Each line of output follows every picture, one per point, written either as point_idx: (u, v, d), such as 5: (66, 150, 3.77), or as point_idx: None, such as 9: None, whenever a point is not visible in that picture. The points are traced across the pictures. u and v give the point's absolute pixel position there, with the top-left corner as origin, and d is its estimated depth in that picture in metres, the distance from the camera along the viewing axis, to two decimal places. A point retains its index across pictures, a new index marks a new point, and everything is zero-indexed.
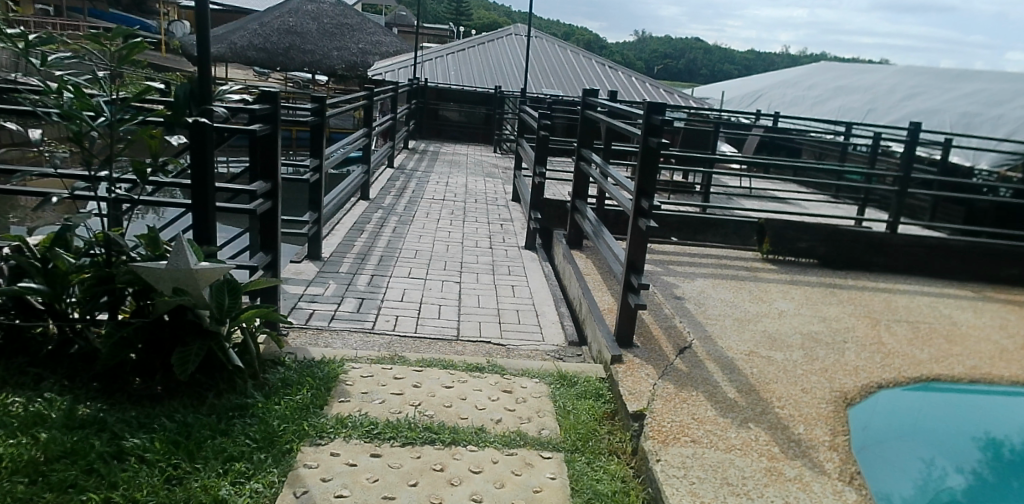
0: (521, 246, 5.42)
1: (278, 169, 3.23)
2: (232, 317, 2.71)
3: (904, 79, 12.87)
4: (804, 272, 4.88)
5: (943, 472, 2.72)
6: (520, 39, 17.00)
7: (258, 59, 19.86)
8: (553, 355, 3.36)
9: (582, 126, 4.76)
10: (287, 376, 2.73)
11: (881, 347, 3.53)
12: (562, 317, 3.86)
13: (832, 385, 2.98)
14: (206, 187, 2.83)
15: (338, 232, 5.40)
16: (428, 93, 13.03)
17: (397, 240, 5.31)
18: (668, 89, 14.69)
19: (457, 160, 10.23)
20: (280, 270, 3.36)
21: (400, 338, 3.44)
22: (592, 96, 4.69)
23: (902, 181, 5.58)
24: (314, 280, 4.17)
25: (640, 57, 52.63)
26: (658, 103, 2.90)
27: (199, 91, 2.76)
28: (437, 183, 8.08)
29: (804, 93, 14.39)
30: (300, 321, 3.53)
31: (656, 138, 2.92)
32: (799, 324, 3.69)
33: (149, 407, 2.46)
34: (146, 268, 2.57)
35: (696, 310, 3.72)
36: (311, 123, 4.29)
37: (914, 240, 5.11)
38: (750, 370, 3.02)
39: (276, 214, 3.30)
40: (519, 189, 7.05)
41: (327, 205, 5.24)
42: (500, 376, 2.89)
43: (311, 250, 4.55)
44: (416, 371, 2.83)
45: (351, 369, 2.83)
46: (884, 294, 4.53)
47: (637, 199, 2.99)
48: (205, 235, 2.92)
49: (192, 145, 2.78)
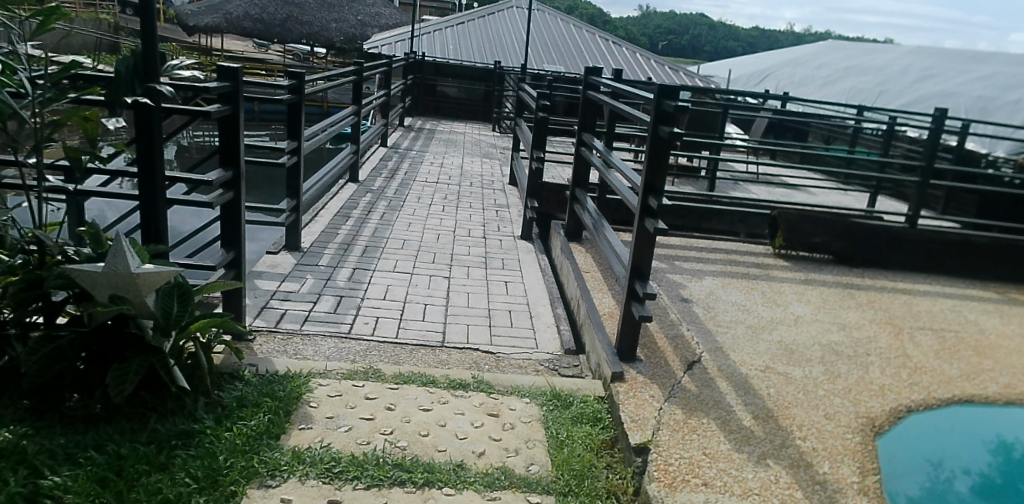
0: (516, 236, 5.07)
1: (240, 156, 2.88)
2: (180, 329, 2.36)
3: (918, 59, 12.38)
4: (818, 269, 4.54)
5: (950, 474, 2.52)
6: (521, 13, 16.44)
7: (253, 30, 19.38)
8: (547, 366, 3.04)
9: (584, 109, 4.35)
10: (245, 395, 2.41)
11: (907, 361, 3.21)
12: (558, 320, 3.54)
13: (857, 409, 2.67)
14: (153, 176, 2.49)
15: (321, 218, 5.06)
16: (426, 68, 12.58)
17: (384, 228, 4.96)
18: (673, 67, 14.22)
19: (454, 139, 9.83)
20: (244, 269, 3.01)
21: (378, 344, 3.11)
22: (595, 75, 4.28)
23: (924, 171, 5.21)
24: (290, 274, 3.83)
25: (645, 33, 51.72)
26: (671, 86, 2.51)
27: (143, 66, 2.40)
28: (431, 164, 7.71)
29: (813, 72, 13.91)
30: (269, 323, 3.19)
31: (668, 127, 2.54)
32: (817, 333, 3.37)
33: (81, 433, 2.14)
34: (80, 271, 2.23)
35: (705, 316, 3.40)
36: (287, 101, 3.91)
37: (935, 236, 4.77)
38: (767, 390, 2.71)
39: (240, 205, 2.94)
40: (517, 173, 6.69)
41: (308, 189, 4.87)
42: (486, 395, 2.57)
43: (289, 240, 4.21)
44: (391, 390, 2.52)
45: (318, 387, 2.51)
46: (906, 296, 4.20)
47: (644, 195, 2.63)
48: (155, 232, 2.58)
49: (136, 129, 2.43)
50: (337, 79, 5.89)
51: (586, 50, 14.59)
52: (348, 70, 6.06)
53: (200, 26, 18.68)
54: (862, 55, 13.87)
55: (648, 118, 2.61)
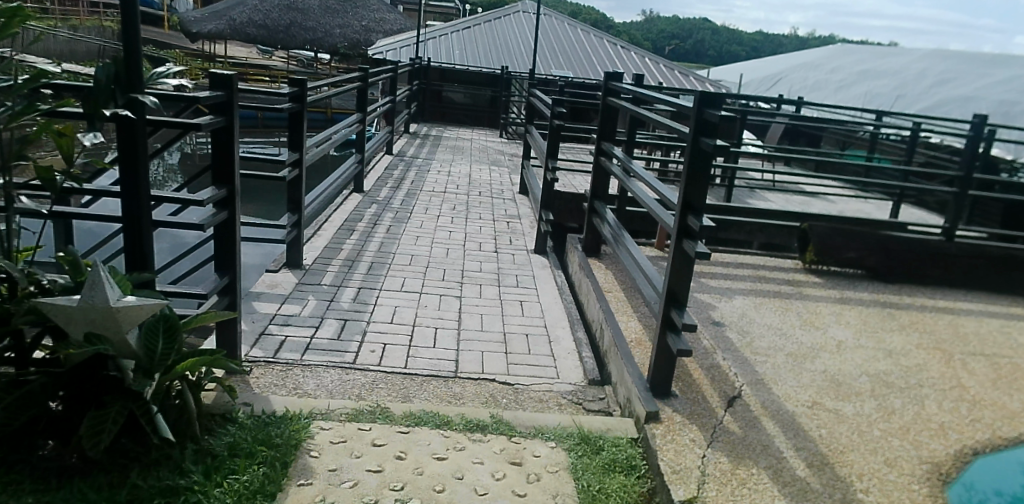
0: (530, 250, 4.81)
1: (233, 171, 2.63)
2: (165, 369, 2.11)
3: (936, 63, 12.09)
4: (853, 286, 4.27)
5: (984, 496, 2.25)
6: (528, 17, 16.22)
7: (256, 35, 19.23)
8: (571, 400, 2.77)
9: (604, 116, 4.07)
10: (238, 441, 2.15)
11: (963, 393, 2.93)
12: (580, 346, 3.27)
13: (919, 453, 2.40)
14: (138, 198, 2.25)
15: (324, 231, 4.81)
16: (432, 74, 12.36)
17: (390, 242, 4.71)
18: (683, 71, 13.98)
19: (461, 146, 9.59)
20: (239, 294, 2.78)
21: (386, 376, 2.86)
22: (615, 79, 4.02)
23: (960, 181, 4.94)
24: (291, 295, 3.58)
25: (650, 37, 51.51)
26: (715, 94, 2.24)
27: (126, 76, 2.16)
28: (438, 172, 7.46)
29: (827, 76, 13.64)
30: (267, 353, 2.93)
31: (710, 138, 2.27)
32: (863, 362, 3.10)
33: (51, 489, 1.89)
34: (52, 305, 1.98)
35: (740, 343, 3.13)
36: (289, 110, 3.67)
37: (975, 250, 4.49)
38: (818, 431, 2.44)
39: (235, 225, 2.71)
40: (528, 182, 6.43)
41: (310, 201, 4.60)
42: (507, 438, 2.31)
43: (290, 257, 3.95)
44: (401, 435, 2.26)
45: (320, 431, 2.25)
46: (949, 316, 3.92)
47: (683, 215, 2.35)
48: (141, 259, 2.33)
49: (119, 146, 2.19)
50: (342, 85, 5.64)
51: (594, 55, 14.34)
52: (353, 76, 5.80)
53: (203, 32, 18.57)
54: (876, 59, 13.60)
55: (687, 129, 2.35)
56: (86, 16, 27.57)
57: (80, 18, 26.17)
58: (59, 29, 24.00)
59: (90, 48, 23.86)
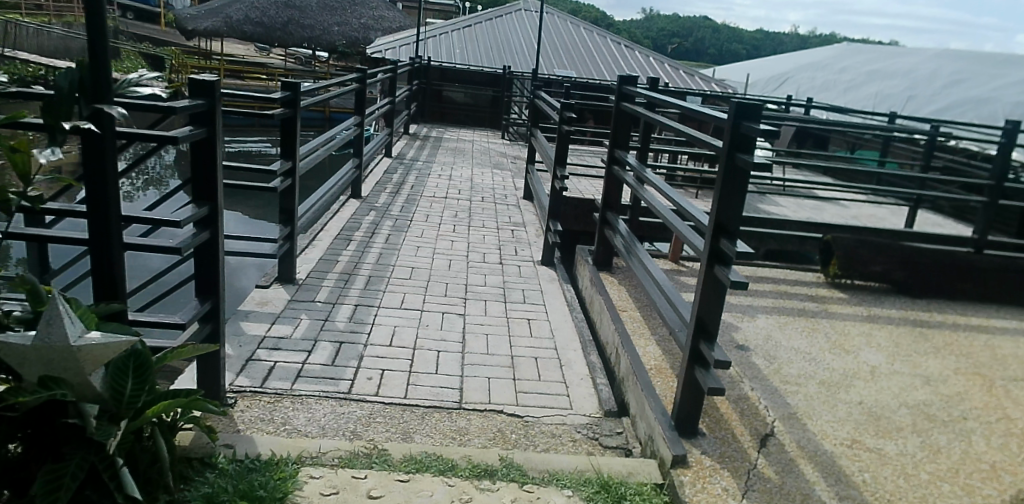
0: (537, 262, 4.57)
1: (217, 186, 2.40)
2: (134, 414, 1.88)
3: (947, 63, 11.85)
4: (879, 301, 4.03)
5: None
6: (530, 15, 15.97)
7: (253, 33, 18.98)
8: (586, 436, 2.54)
9: (617, 122, 3.84)
10: (216, 492, 1.91)
11: (1012, 426, 2.69)
12: (594, 372, 3.04)
13: (974, 500, 2.16)
14: (107, 218, 2.02)
15: (320, 241, 4.57)
16: (432, 73, 12.11)
17: (390, 253, 4.47)
18: (688, 71, 13.74)
19: (462, 147, 9.35)
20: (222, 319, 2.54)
21: (384, 407, 2.62)
22: (629, 83, 3.78)
23: (989, 190, 4.69)
24: (283, 313, 3.34)
25: (650, 36, 51.25)
26: (753, 104, 2.01)
27: (93, 83, 1.92)
28: (439, 176, 7.22)
29: (834, 76, 13.40)
30: (254, 382, 2.70)
31: (747, 152, 2.04)
32: (900, 391, 2.86)
33: None
34: (3, 345, 1.74)
35: (768, 370, 2.90)
36: (281, 115, 3.44)
37: (1007, 264, 4.25)
38: (863, 476, 2.20)
39: (218, 245, 2.48)
40: (533, 187, 6.19)
41: (304, 211, 4.36)
42: (519, 486, 2.07)
43: (283, 271, 3.72)
44: (400, 483, 2.02)
45: (309, 480, 2.01)
46: (984, 335, 3.68)
47: (715, 237, 2.12)
48: (112, 287, 2.10)
49: (84, 161, 1.96)
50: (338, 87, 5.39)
51: (598, 54, 14.10)
52: (350, 77, 5.55)
53: (200, 30, 18.33)
54: (885, 59, 13.37)
55: (721, 142, 2.11)
56: (81, 13, 27.33)
57: (74, 16, 25.94)
58: (56, 27, 23.77)
59: (87, 45, 23.64)
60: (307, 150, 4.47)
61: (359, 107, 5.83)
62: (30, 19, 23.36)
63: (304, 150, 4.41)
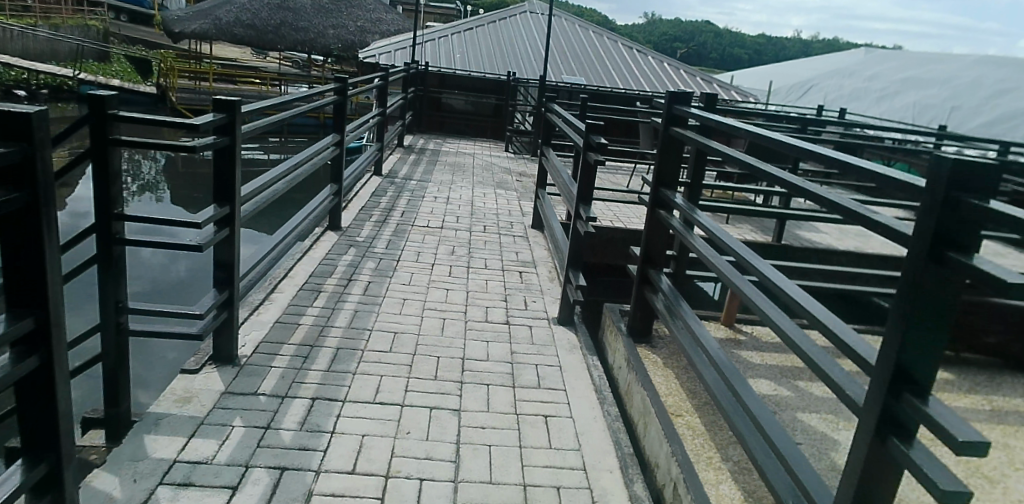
0: (552, 322, 3.66)
1: (44, 276, 1.37)
2: None
3: (989, 71, 10.93)
4: (994, 382, 3.12)
5: None
6: (535, 18, 15.08)
7: (244, 36, 18.20)
8: None
9: (664, 152, 2.93)
10: None
11: None
12: None
13: None
14: None
15: (281, 292, 3.67)
16: (429, 79, 11.25)
17: (369, 308, 3.58)
18: (705, 79, 12.87)
19: (461, 163, 8.44)
20: (66, 489, 1.54)
21: None
22: (683, 101, 2.88)
23: None
24: (210, 419, 2.45)
25: (654, 41, 50.44)
26: (983, 167, 1.14)
27: None
28: (434, 198, 6.34)
29: (862, 85, 12.49)
30: None
31: (965, 251, 1.16)
32: None
33: None
34: None
35: None
36: (213, 145, 2.55)
37: None
38: None
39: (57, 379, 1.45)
40: (545, 214, 5.30)
41: (258, 260, 3.45)
42: None
43: (223, 349, 2.84)
44: None
45: None
46: None
47: (893, 391, 1.25)
48: None
49: None
50: (311, 101, 4.47)
51: (608, 59, 13.21)
52: (327, 89, 4.63)
53: (189, 32, 17.58)
54: (918, 67, 12.46)
55: (910, 230, 1.23)
56: (73, 15, 26.69)
57: (65, 18, 25.30)
58: (44, 29, 23.09)
59: (75, 48, 22.93)
60: (264, 182, 3.55)
61: (338, 124, 4.90)
62: (18, 21, 22.70)
63: (261, 182, 3.50)
